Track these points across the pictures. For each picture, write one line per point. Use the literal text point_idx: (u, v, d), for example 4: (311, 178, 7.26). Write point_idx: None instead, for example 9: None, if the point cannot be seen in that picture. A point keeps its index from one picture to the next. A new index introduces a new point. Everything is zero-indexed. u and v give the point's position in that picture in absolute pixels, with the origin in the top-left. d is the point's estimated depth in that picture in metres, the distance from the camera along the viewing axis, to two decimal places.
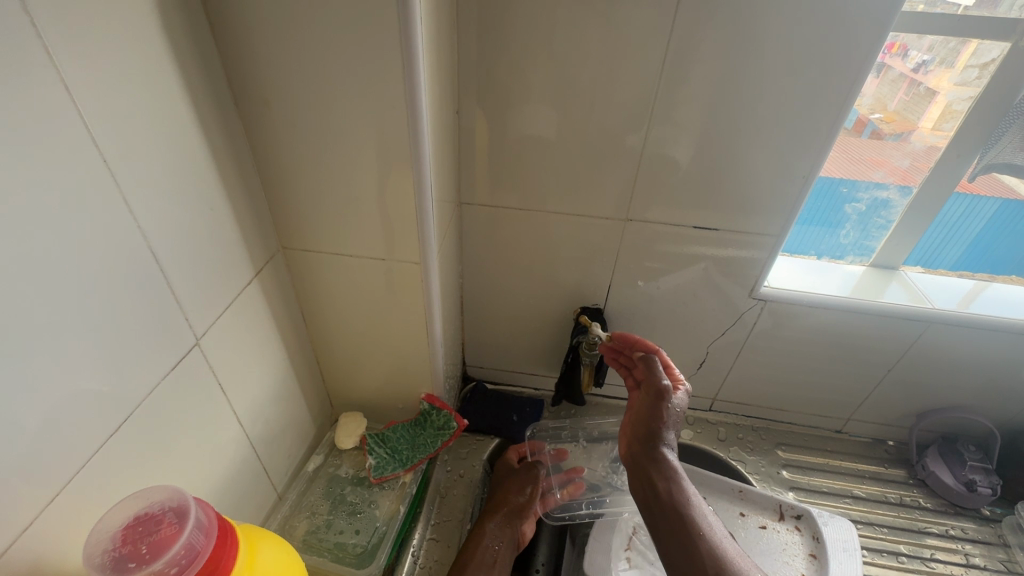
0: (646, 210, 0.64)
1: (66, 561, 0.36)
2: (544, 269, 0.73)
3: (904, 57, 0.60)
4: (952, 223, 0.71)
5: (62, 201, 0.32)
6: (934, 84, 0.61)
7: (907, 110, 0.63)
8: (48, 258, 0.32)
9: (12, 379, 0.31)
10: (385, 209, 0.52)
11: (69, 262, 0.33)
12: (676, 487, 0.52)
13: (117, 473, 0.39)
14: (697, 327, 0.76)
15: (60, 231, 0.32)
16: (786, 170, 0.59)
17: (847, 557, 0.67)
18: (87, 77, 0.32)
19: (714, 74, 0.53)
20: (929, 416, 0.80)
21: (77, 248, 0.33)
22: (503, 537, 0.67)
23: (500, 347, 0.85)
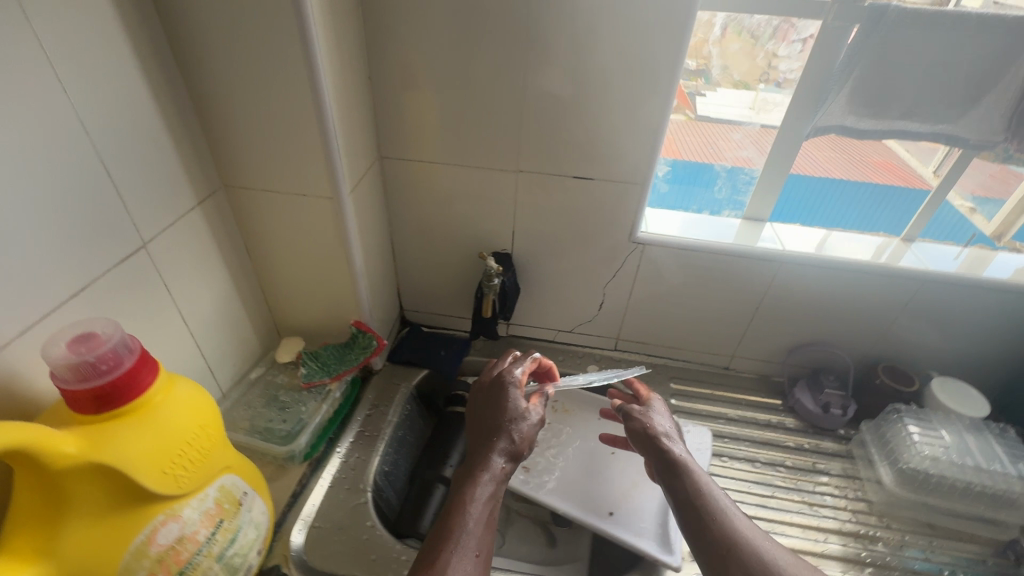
0: (532, 162, 0.77)
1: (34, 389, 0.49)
2: (458, 217, 0.85)
3: (766, 50, 0.73)
4: (869, 201, 0.86)
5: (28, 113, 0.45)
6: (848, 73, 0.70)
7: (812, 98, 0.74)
8: (22, 157, 0.45)
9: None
10: (300, 150, 0.65)
11: (38, 163, 0.46)
12: (682, 478, 0.62)
13: None
14: (591, 270, 0.88)
15: (31, 138, 0.45)
16: (639, 124, 0.71)
17: (699, 455, 0.79)
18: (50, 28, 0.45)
19: (569, 43, 0.65)
20: (797, 350, 0.92)
21: (43, 153, 0.46)
22: (501, 487, 0.62)
23: (430, 292, 0.97)
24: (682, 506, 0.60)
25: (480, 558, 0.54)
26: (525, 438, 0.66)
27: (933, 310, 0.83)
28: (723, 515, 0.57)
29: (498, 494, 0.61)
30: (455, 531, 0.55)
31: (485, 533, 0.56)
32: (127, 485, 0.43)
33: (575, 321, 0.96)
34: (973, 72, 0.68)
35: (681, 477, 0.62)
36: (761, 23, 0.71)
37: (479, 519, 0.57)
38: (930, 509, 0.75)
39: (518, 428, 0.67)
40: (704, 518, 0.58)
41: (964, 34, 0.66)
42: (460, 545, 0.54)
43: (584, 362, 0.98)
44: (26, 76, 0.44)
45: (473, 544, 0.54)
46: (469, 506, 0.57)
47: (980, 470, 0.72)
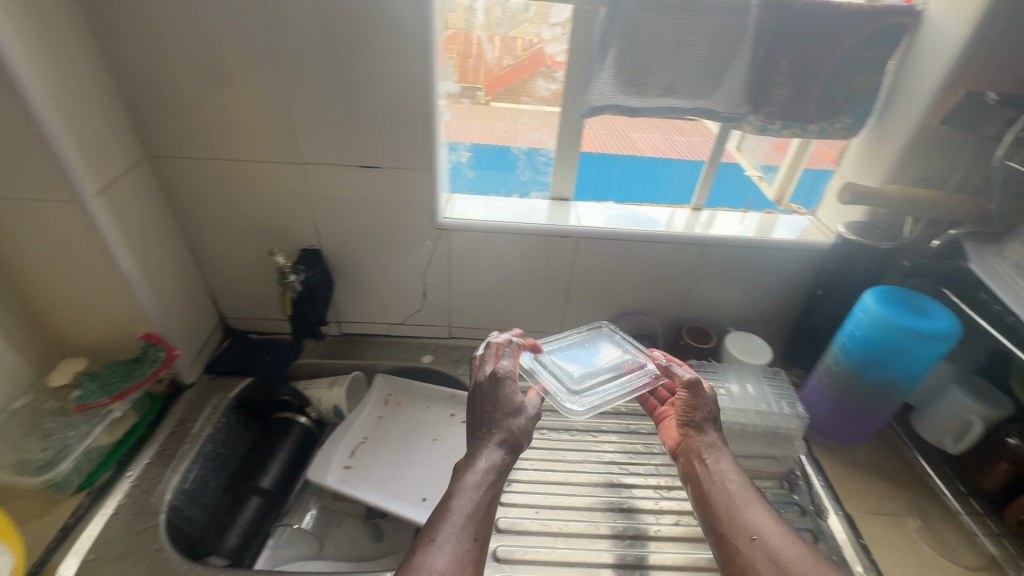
0: (314, 153, 0.75)
1: None
2: (255, 215, 0.82)
3: (529, 32, 0.76)
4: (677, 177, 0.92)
5: None
6: (604, 51, 0.73)
7: (579, 78, 0.77)
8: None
9: None
10: (18, 150, 0.59)
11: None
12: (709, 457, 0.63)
13: None
14: (405, 260, 0.88)
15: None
16: (408, 110, 0.71)
17: None
18: None
19: (318, 29, 0.65)
20: (615, 320, 0.97)
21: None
22: (502, 474, 0.58)
23: (248, 297, 0.93)
24: (710, 491, 0.60)
25: (475, 546, 0.50)
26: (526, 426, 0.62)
27: (722, 272, 0.90)
28: (745, 505, 0.57)
29: (497, 485, 0.57)
30: (445, 515, 0.52)
31: (482, 521, 0.52)
32: None
33: (404, 312, 0.96)
34: (712, 48, 0.74)
35: (726, 462, 0.63)
36: (520, 7, 0.73)
37: (471, 507, 0.53)
38: None
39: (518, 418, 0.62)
40: (725, 505, 0.58)
41: (694, 13, 0.72)
42: (449, 535, 0.50)
43: (419, 353, 0.98)
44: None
45: (468, 531, 0.51)
46: (459, 490, 0.55)
47: (745, 410, 0.79)
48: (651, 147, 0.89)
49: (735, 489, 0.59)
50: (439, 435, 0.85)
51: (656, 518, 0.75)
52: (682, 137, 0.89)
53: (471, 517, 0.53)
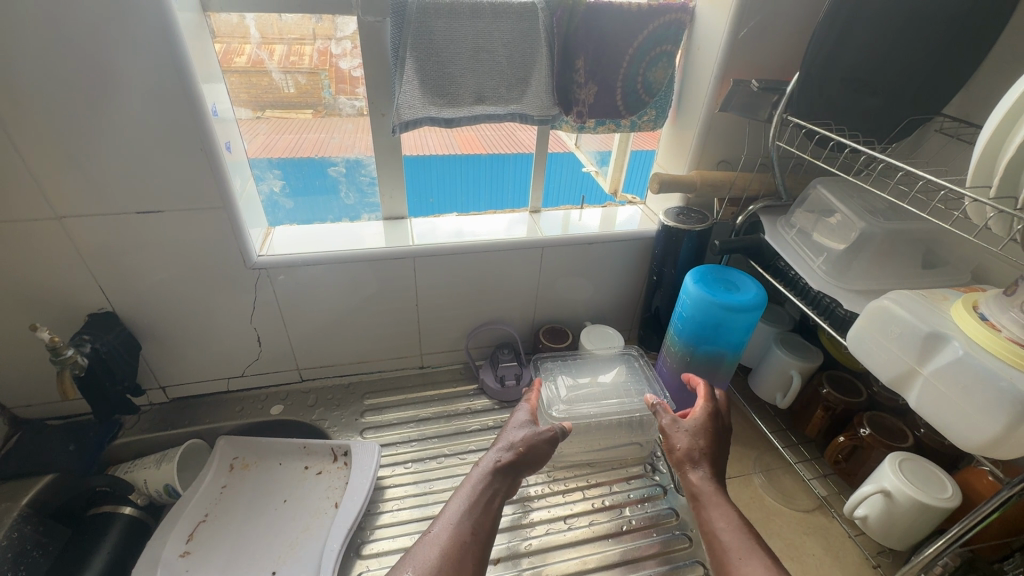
0: (73, 203, 0.63)
1: None
2: (11, 285, 0.68)
3: (313, 48, 0.70)
4: (510, 177, 0.92)
5: None
6: (401, 64, 0.70)
7: (380, 92, 0.73)
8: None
9: None
10: None
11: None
12: (705, 496, 0.60)
13: None
14: (225, 307, 0.78)
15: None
16: (179, 144, 0.62)
17: (364, 475, 0.75)
18: None
19: (32, 61, 0.54)
20: (474, 333, 0.94)
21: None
22: (501, 484, 0.64)
23: (31, 381, 0.77)
24: (709, 540, 0.57)
25: (472, 540, 0.58)
26: (524, 440, 0.67)
27: (569, 271, 0.91)
28: (739, 558, 0.54)
29: (490, 505, 0.62)
30: (418, 546, 0.57)
31: (479, 519, 0.60)
32: None
33: (239, 364, 0.86)
34: (510, 53, 0.74)
35: (719, 504, 0.59)
36: (299, 22, 0.68)
37: (467, 509, 0.60)
38: (588, 448, 0.83)
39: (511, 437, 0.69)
40: (725, 555, 0.55)
41: (484, 20, 0.71)
42: (444, 533, 0.58)
43: (266, 405, 0.88)
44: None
45: (466, 527, 0.59)
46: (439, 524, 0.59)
47: (625, 408, 0.79)
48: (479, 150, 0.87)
49: (729, 540, 0.56)
50: (293, 493, 0.77)
51: (528, 533, 0.74)
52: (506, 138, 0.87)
53: (471, 516, 0.60)
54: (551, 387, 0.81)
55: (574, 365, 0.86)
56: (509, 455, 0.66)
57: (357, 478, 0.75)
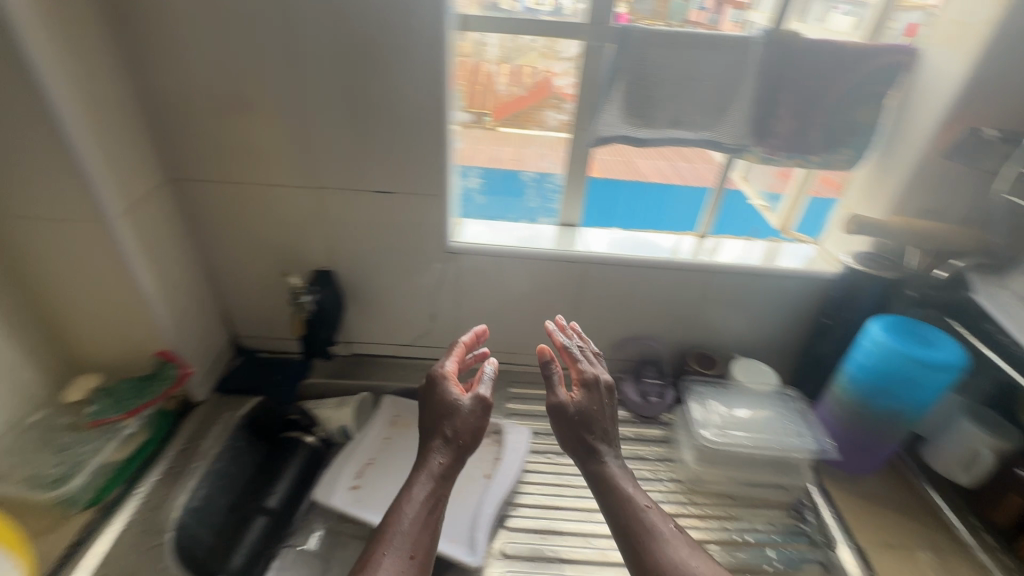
0: (332, 178, 0.78)
1: None
2: (270, 237, 0.84)
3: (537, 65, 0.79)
4: (683, 204, 0.94)
5: None
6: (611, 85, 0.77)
7: (585, 109, 0.80)
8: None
9: None
10: (46, 174, 0.61)
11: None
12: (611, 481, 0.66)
13: None
14: (416, 283, 0.90)
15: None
16: (423, 138, 0.74)
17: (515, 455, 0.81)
18: None
19: (337, 62, 0.68)
20: (622, 345, 0.97)
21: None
22: (441, 487, 0.65)
23: (259, 317, 0.94)
24: (619, 525, 0.62)
25: (418, 559, 0.58)
26: (462, 429, 0.68)
27: (729, 300, 0.91)
28: (664, 542, 0.59)
29: (437, 504, 0.64)
30: (381, 544, 0.58)
31: (420, 535, 0.60)
32: None
33: (413, 334, 0.97)
34: (716, 81, 0.76)
35: (626, 490, 0.65)
36: (532, 43, 0.77)
37: (421, 522, 0.61)
38: (729, 479, 0.81)
39: (450, 424, 0.68)
40: (637, 537, 0.60)
41: (699, 49, 0.74)
42: (400, 546, 0.58)
43: (427, 375, 0.99)
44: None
45: (408, 547, 0.59)
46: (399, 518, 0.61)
47: (781, 447, 0.77)
48: (663, 176, 0.92)
49: (648, 517, 0.62)
50: None
51: None
52: (686, 165, 0.91)
53: (413, 533, 0.60)
54: (704, 407, 0.82)
55: (730, 392, 0.86)
56: (451, 452, 0.67)
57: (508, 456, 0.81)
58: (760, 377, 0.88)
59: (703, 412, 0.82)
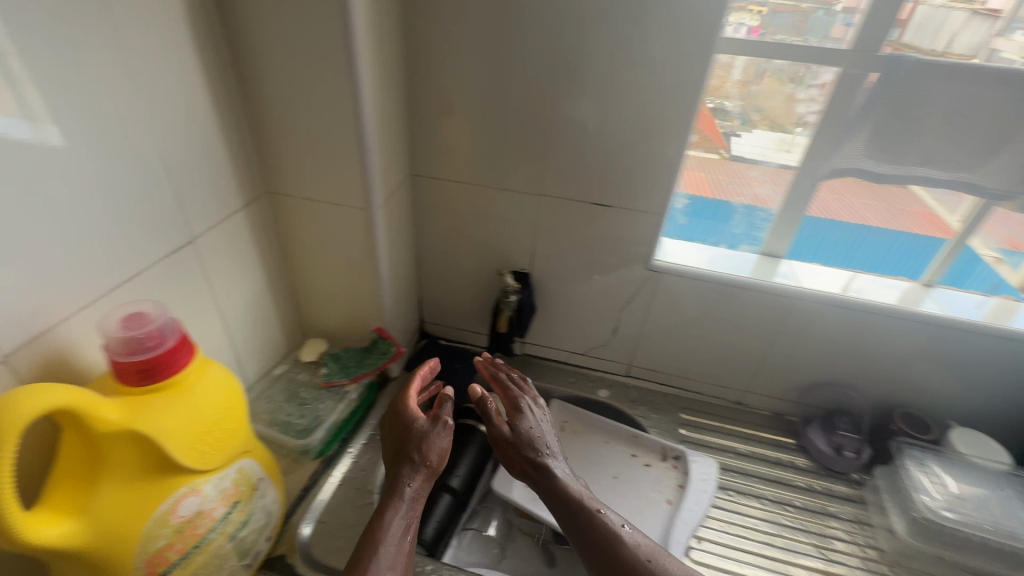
0: (556, 186, 0.81)
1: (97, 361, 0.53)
2: (480, 235, 0.89)
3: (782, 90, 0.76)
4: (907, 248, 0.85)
5: (114, 108, 0.50)
6: (862, 116, 0.73)
7: (826, 139, 0.76)
8: (85, 155, 0.48)
9: (57, 231, 0.47)
10: (335, 162, 0.69)
11: (55, 131, 0.45)
12: (568, 495, 0.64)
13: None
14: (608, 295, 0.91)
15: (67, 127, 0.46)
16: (659, 156, 0.75)
17: (705, 487, 0.78)
18: (141, 27, 0.51)
19: (594, 78, 0.71)
20: (810, 390, 0.91)
21: (37, 111, 0.44)
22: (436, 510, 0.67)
23: (449, 307, 1.01)
24: (596, 536, 0.60)
25: None
26: (437, 455, 0.69)
27: (955, 361, 0.82)
28: (658, 558, 0.58)
29: (413, 527, 0.66)
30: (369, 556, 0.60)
31: (396, 555, 0.62)
32: (159, 453, 0.47)
33: (588, 344, 0.98)
34: (995, 121, 0.69)
35: (594, 507, 0.63)
36: (781, 68, 0.74)
37: (390, 542, 0.62)
38: (944, 562, 0.73)
39: (431, 448, 0.70)
40: (630, 554, 0.58)
41: (982, 85, 0.67)
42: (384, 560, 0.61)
43: (595, 386, 0.99)
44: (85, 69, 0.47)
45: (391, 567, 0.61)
46: (380, 540, 0.62)
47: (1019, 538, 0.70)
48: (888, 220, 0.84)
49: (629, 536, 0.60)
50: (621, 474, 0.84)
51: None
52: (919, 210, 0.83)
53: (399, 554, 0.62)
54: (925, 475, 0.76)
55: (957, 461, 0.78)
56: (424, 473, 0.69)
57: (697, 487, 0.78)
58: (991, 449, 0.79)
59: (925, 479, 0.76)
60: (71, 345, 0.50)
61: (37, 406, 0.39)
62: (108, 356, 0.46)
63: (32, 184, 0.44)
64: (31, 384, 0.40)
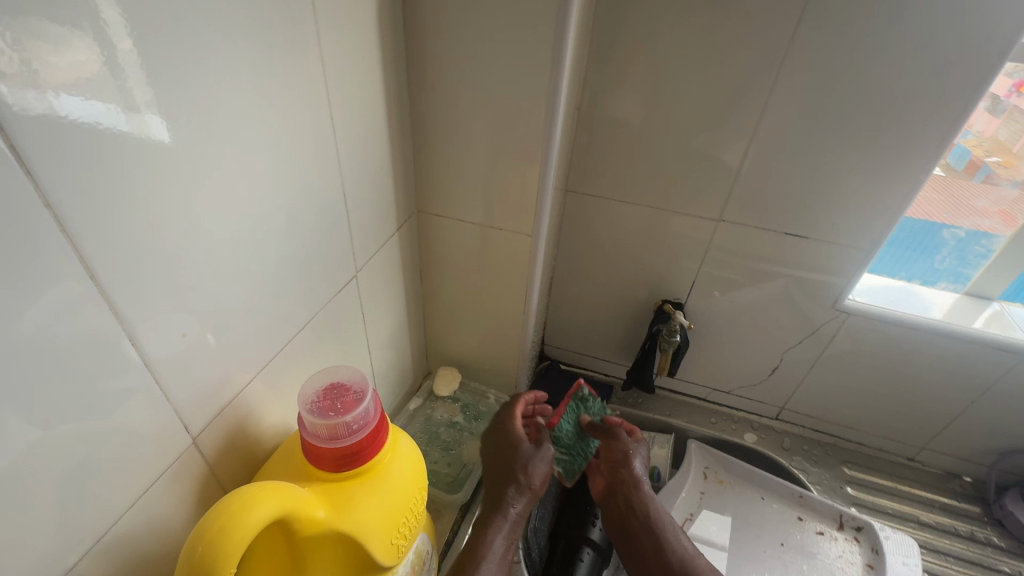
0: (738, 211, 0.70)
1: (271, 419, 0.47)
2: (630, 259, 0.80)
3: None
4: None
5: (306, 131, 0.42)
6: None
7: None
8: (276, 189, 0.41)
9: (248, 279, 0.40)
10: (504, 181, 0.60)
11: (162, 123, 0.30)
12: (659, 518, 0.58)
13: (290, 368, 0.48)
14: (773, 332, 0.80)
15: (267, 162, 0.39)
16: (880, 184, 0.64)
17: (905, 569, 0.69)
18: (335, 34, 0.43)
19: (814, 90, 0.59)
20: (1012, 455, 0.78)
21: (137, 89, 0.28)
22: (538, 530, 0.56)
23: (579, 331, 0.92)
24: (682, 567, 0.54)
25: None
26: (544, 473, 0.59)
27: None
28: None
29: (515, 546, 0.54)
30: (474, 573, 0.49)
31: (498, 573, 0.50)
32: (360, 555, 0.39)
33: (737, 382, 0.88)
34: None
35: (681, 537, 0.57)
36: None
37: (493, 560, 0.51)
38: None
39: (537, 467, 0.59)
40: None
41: None
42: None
43: (741, 429, 0.89)
44: (289, 92, 0.40)
45: None
46: (482, 555, 0.51)
47: None
48: None
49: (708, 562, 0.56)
50: (791, 542, 0.74)
51: None
52: None
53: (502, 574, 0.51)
54: None
55: None
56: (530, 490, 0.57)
57: (895, 567, 0.69)
58: None
59: None
60: (251, 410, 0.44)
61: (253, 522, 0.32)
62: (306, 438, 0.38)
63: (231, 233, 0.38)
64: (241, 491, 0.33)
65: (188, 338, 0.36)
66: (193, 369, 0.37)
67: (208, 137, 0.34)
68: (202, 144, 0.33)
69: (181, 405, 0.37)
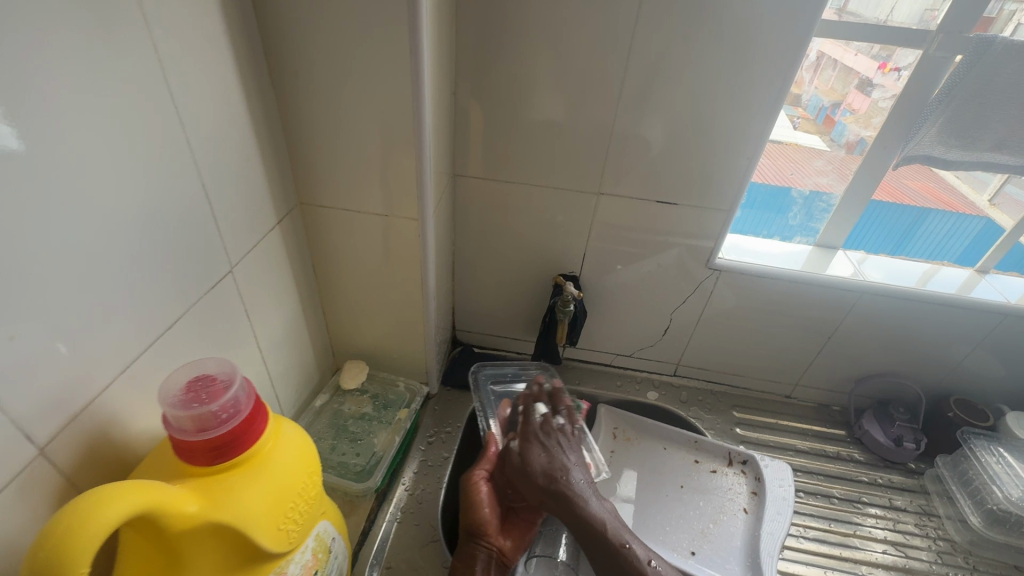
0: (615, 184, 0.75)
1: (141, 425, 0.44)
2: (525, 238, 0.83)
3: (897, 78, 0.70)
4: (936, 233, 0.85)
5: (148, 120, 0.41)
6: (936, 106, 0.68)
7: (900, 126, 0.72)
8: (116, 182, 0.39)
9: (93, 279, 0.38)
10: (384, 168, 0.61)
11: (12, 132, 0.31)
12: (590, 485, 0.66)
13: (159, 371, 0.46)
14: (662, 295, 0.86)
15: (103, 155, 0.38)
16: (731, 150, 0.70)
17: (783, 491, 0.77)
18: (173, 19, 0.42)
19: (664, 66, 0.65)
20: (864, 381, 0.90)
21: None
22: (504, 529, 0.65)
23: (486, 313, 0.94)
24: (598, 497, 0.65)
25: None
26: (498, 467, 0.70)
27: (1004, 349, 0.83)
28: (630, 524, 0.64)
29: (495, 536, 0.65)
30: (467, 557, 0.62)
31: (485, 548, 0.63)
32: (244, 545, 0.39)
33: (636, 346, 0.94)
34: None
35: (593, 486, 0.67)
36: (871, 53, 0.70)
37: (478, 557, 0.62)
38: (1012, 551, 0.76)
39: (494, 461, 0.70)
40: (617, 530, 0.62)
41: None
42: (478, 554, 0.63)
43: (644, 388, 0.96)
44: (121, 80, 0.38)
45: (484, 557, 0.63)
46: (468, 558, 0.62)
47: None
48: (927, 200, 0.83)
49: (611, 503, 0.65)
50: (689, 483, 0.81)
51: None
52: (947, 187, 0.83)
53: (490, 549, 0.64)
54: (1000, 463, 0.78)
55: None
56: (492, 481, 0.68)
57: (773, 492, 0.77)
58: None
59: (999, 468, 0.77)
60: (114, 417, 0.42)
61: (110, 518, 0.31)
62: (172, 434, 0.37)
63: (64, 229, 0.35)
64: (94, 493, 0.31)
65: (25, 344, 0.34)
66: (35, 378, 0.35)
67: (26, 132, 0.32)
68: (19, 141, 0.32)
69: (24, 417, 0.35)
